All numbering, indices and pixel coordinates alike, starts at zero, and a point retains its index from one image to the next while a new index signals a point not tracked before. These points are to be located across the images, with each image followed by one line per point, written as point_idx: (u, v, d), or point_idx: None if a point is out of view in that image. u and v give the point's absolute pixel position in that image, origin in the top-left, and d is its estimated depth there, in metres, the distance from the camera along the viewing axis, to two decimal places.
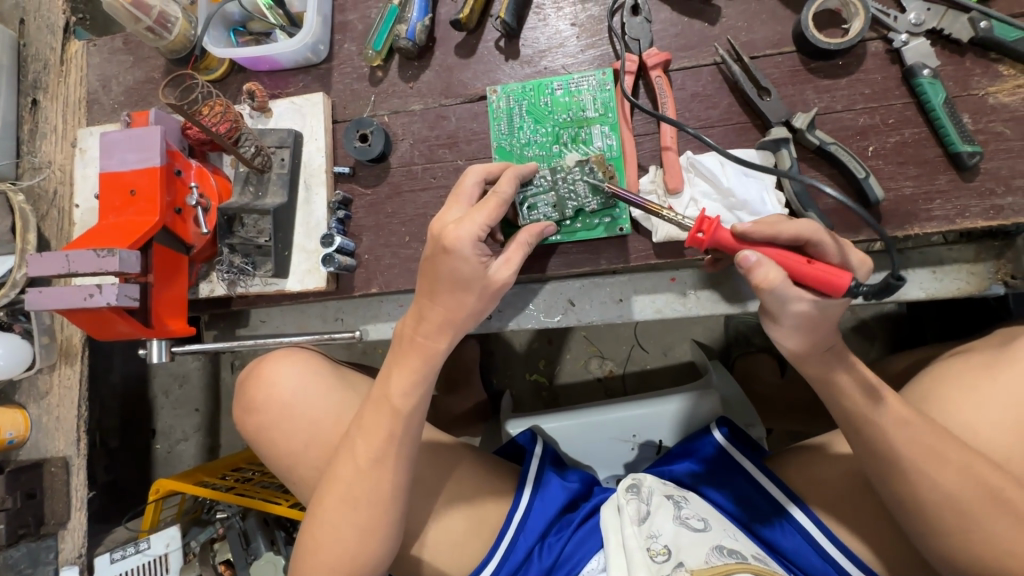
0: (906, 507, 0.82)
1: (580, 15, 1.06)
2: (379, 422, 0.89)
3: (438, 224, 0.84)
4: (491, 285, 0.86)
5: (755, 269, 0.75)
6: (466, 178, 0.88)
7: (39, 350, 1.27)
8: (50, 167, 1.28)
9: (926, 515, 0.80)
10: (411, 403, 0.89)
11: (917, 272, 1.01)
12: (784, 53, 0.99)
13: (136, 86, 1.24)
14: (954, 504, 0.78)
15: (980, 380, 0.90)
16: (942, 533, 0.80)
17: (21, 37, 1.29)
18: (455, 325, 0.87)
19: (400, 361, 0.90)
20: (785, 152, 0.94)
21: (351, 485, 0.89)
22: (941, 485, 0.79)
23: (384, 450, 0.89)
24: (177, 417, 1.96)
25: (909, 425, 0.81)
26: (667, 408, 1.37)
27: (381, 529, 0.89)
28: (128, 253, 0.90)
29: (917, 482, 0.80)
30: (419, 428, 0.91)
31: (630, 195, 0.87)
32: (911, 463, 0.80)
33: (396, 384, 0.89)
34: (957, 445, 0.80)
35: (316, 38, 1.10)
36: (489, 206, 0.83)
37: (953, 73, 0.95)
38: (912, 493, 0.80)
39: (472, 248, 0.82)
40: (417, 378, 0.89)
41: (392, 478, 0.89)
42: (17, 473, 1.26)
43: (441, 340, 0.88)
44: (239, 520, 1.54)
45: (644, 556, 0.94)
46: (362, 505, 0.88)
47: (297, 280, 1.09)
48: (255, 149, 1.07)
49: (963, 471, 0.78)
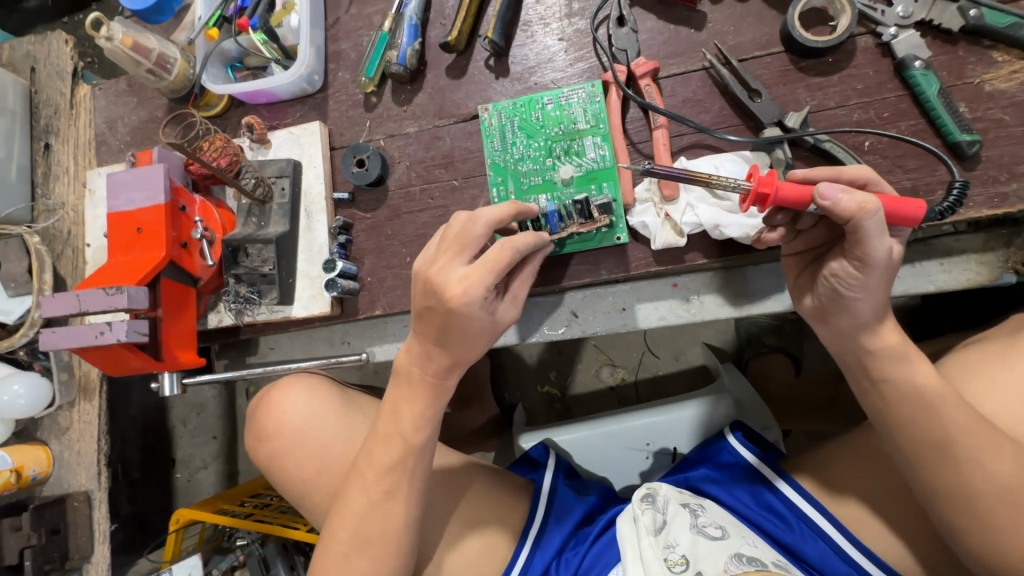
0: (950, 501, 0.80)
1: (568, 29, 1.07)
2: (389, 453, 0.89)
3: (440, 282, 0.80)
4: (500, 329, 0.86)
5: (843, 201, 0.74)
6: (474, 224, 0.82)
7: (58, 388, 1.29)
8: (64, 208, 1.31)
9: (970, 507, 0.78)
10: (423, 438, 0.90)
11: (925, 264, 0.98)
12: (773, 53, 0.99)
13: (140, 126, 1.28)
14: (1001, 495, 0.77)
15: (995, 372, 0.87)
16: (992, 529, 0.78)
17: (32, 85, 1.35)
18: (462, 364, 0.88)
19: (405, 395, 0.90)
20: (779, 152, 0.94)
21: (363, 518, 0.89)
22: (995, 475, 0.77)
23: (395, 484, 0.89)
24: (196, 446, 1.97)
25: (943, 416, 0.79)
26: (681, 414, 1.35)
27: (393, 558, 0.89)
28: (137, 289, 0.93)
29: (960, 472, 0.78)
30: (431, 457, 0.92)
31: (672, 170, 0.81)
32: (955, 454, 0.78)
33: (406, 418, 0.89)
34: (1000, 436, 0.78)
35: (310, 69, 1.13)
36: (495, 263, 0.80)
37: (946, 62, 0.94)
38: (967, 484, 0.78)
39: (480, 305, 0.80)
40: (429, 411, 0.89)
41: (404, 510, 0.89)
42: (41, 509, 1.27)
43: (450, 377, 0.89)
44: (258, 547, 1.56)
45: (661, 567, 0.93)
46: (374, 538, 0.88)
47: (302, 306, 1.10)
48: (255, 180, 1.09)
49: (1009, 461, 0.77)
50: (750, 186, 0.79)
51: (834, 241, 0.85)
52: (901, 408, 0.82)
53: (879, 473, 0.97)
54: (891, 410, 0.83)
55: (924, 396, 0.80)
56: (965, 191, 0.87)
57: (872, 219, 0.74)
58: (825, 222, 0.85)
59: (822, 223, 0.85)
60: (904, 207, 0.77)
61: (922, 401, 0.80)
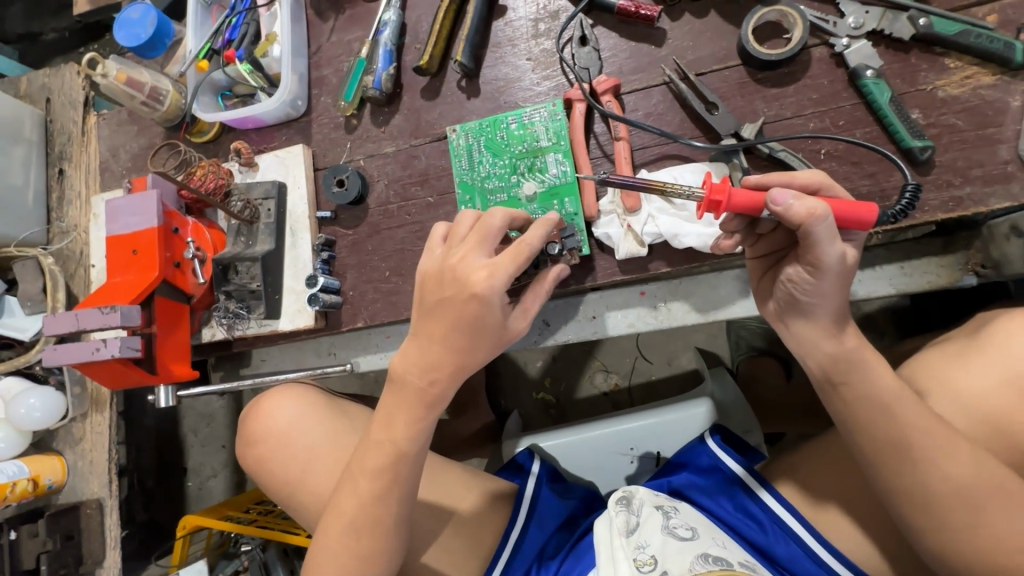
0: (908, 502, 0.80)
1: (535, 49, 1.12)
2: (380, 461, 0.92)
3: (465, 268, 0.82)
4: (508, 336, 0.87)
5: (795, 206, 0.75)
6: (493, 217, 0.86)
7: (71, 400, 1.37)
8: (76, 230, 1.40)
9: (927, 508, 0.79)
10: (416, 445, 0.92)
11: (886, 267, 1.00)
12: (730, 66, 1.02)
13: (141, 152, 1.36)
14: (957, 494, 0.78)
15: (952, 371, 0.89)
16: (948, 529, 0.79)
17: (47, 115, 1.44)
18: (464, 367, 0.88)
19: (399, 402, 0.91)
20: (736, 162, 0.98)
21: (354, 520, 0.92)
22: (951, 476, 0.78)
23: (387, 488, 0.92)
24: (206, 455, 2.01)
25: (903, 417, 0.80)
26: (662, 418, 1.37)
27: (383, 557, 0.93)
28: (130, 308, 0.99)
29: (916, 473, 0.79)
30: (422, 464, 0.94)
31: (627, 179, 0.82)
32: (912, 455, 0.79)
33: (400, 427, 0.91)
34: (957, 437, 0.79)
35: (293, 95, 1.19)
36: (520, 255, 0.83)
37: (899, 70, 0.96)
38: (923, 484, 0.79)
39: (502, 298, 0.82)
40: (420, 420, 0.91)
41: (394, 513, 0.93)
42: (57, 516, 1.34)
43: (444, 386, 0.89)
44: (260, 552, 1.63)
45: (631, 566, 0.95)
46: (365, 539, 0.92)
47: (288, 320, 1.16)
48: (243, 203, 1.16)
49: (965, 461, 0.78)
50: (704, 192, 0.78)
51: (792, 246, 0.88)
52: (862, 410, 0.83)
53: (849, 475, 0.98)
54: (853, 411, 0.84)
55: (882, 397, 0.81)
56: (917, 194, 0.90)
57: (822, 223, 0.74)
58: (784, 227, 0.86)
59: (781, 228, 0.87)
60: (857, 210, 0.77)
61: (881, 404, 0.81)
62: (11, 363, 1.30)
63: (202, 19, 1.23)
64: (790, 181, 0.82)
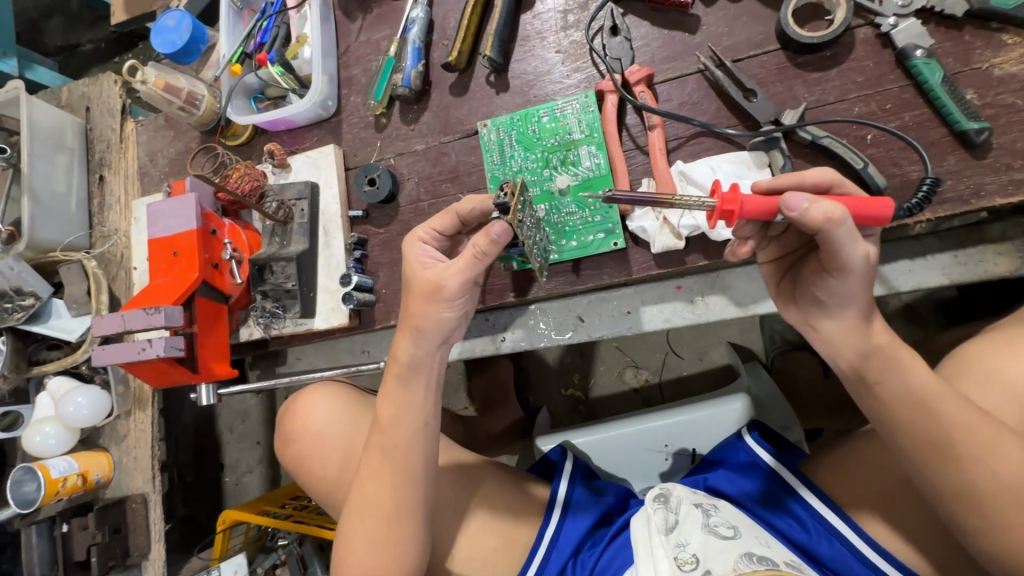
0: (953, 501, 0.76)
1: (565, 41, 1.10)
2: (375, 439, 0.97)
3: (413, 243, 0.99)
4: (429, 287, 0.89)
5: (812, 210, 0.71)
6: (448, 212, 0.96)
7: (116, 399, 1.41)
8: (117, 235, 1.44)
9: (976, 508, 0.75)
10: (390, 414, 0.95)
11: (938, 257, 0.96)
12: (769, 51, 0.99)
13: (177, 157, 1.41)
14: (1006, 492, 0.73)
15: (1003, 361, 0.85)
16: (1000, 530, 0.74)
17: (87, 123, 1.49)
18: (416, 329, 0.92)
19: (386, 385, 0.97)
20: (777, 151, 0.94)
21: (360, 502, 0.96)
22: (1001, 473, 0.73)
23: (381, 465, 0.95)
24: (242, 451, 2.07)
25: (941, 416, 0.76)
26: (699, 415, 1.34)
27: (392, 540, 0.93)
28: (173, 309, 1.02)
29: (964, 472, 0.75)
30: (411, 439, 0.94)
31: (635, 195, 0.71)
32: (955, 452, 0.75)
33: (382, 401, 0.97)
34: (1003, 431, 0.75)
35: (324, 95, 1.20)
36: (445, 218, 0.94)
37: (951, 49, 0.91)
38: (969, 482, 0.75)
39: (416, 250, 0.94)
40: (398, 393, 0.95)
41: (392, 490, 0.94)
42: (105, 510, 1.38)
43: (410, 354, 0.93)
44: (297, 546, 1.65)
45: (672, 565, 0.92)
46: (371, 519, 0.94)
47: (323, 318, 1.18)
48: (277, 204, 1.18)
49: (1015, 457, 0.73)
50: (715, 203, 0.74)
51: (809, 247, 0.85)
52: (908, 403, 0.78)
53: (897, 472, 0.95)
54: (887, 409, 0.80)
55: (924, 394, 0.77)
56: (935, 187, 0.86)
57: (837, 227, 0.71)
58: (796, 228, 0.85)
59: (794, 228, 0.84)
60: (873, 206, 0.74)
61: (918, 401, 0.77)
62: (60, 362, 1.34)
63: (235, 23, 1.25)
64: (800, 179, 0.80)
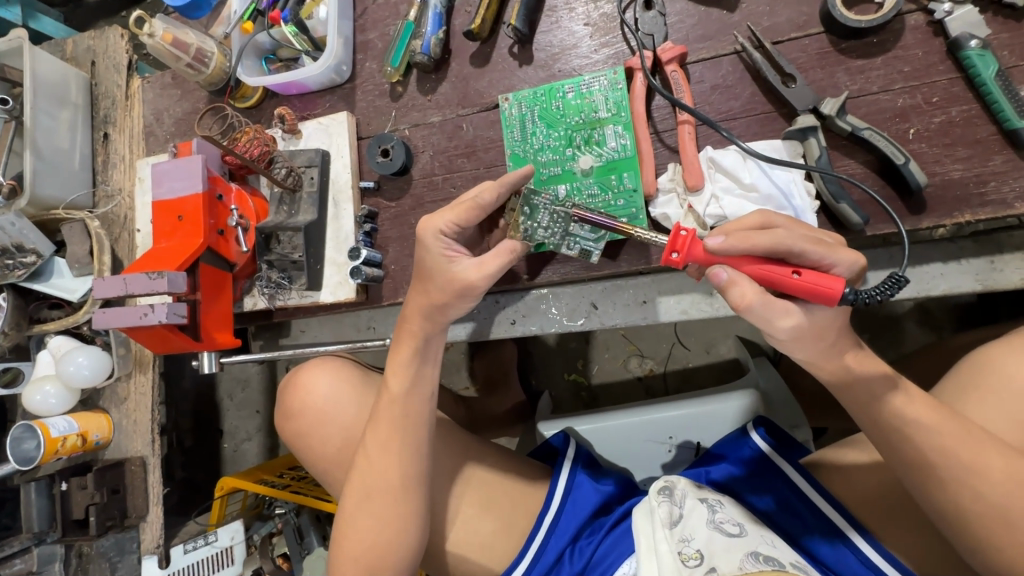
0: (944, 520, 0.76)
1: (594, 13, 1.04)
2: (386, 413, 0.95)
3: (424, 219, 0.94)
4: (454, 279, 0.90)
5: (737, 283, 0.70)
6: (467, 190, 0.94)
7: (117, 360, 1.38)
8: (121, 195, 1.41)
9: (962, 527, 0.75)
10: (405, 386, 0.95)
11: (972, 261, 0.92)
12: (810, 34, 0.93)
13: (184, 117, 1.38)
14: (992, 512, 0.72)
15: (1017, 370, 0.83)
16: (989, 548, 0.73)
17: (92, 78, 1.43)
18: (439, 307, 0.92)
19: (397, 352, 0.97)
20: (813, 141, 0.88)
21: (365, 481, 0.94)
22: (986, 495, 0.73)
23: (390, 436, 0.94)
24: (241, 419, 2.06)
25: (914, 439, 0.76)
26: (704, 408, 1.31)
27: (398, 518, 0.92)
28: (176, 275, 0.98)
29: (948, 492, 0.74)
30: (425, 409, 0.96)
31: (597, 218, 0.82)
32: (938, 474, 0.75)
33: (394, 373, 0.96)
34: (993, 450, 0.74)
35: (338, 59, 1.15)
36: (463, 208, 0.89)
37: (1008, 41, 0.86)
38: (951, 500, 0.74)
39: (436, 242, 0.90)
40: (415, 362, 0.96)
41: (402, 464, 0.93)
42: (104, 470, 1.37)
43: (422, 323, 0.95)
44: (294, 516, 1.64)
45: (674, 560, 0.90)
46: (376, 498, 0.93)
47: (329, 292, 1.15)
48: (286, 170, 1.14)
49: (999, 478, 0.73)
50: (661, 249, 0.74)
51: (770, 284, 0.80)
52: (890, 422, 0.77)
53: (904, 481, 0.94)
54: (884, 426, 0.78)
55: (917, 418, 0.75)
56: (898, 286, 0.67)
57: (758, 305, 0.70)
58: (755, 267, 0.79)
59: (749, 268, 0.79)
60: (812, 288, 0.68)
61: (899, 420, 0.76)
62: (62, 321, 1.32)
63: None
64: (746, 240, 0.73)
